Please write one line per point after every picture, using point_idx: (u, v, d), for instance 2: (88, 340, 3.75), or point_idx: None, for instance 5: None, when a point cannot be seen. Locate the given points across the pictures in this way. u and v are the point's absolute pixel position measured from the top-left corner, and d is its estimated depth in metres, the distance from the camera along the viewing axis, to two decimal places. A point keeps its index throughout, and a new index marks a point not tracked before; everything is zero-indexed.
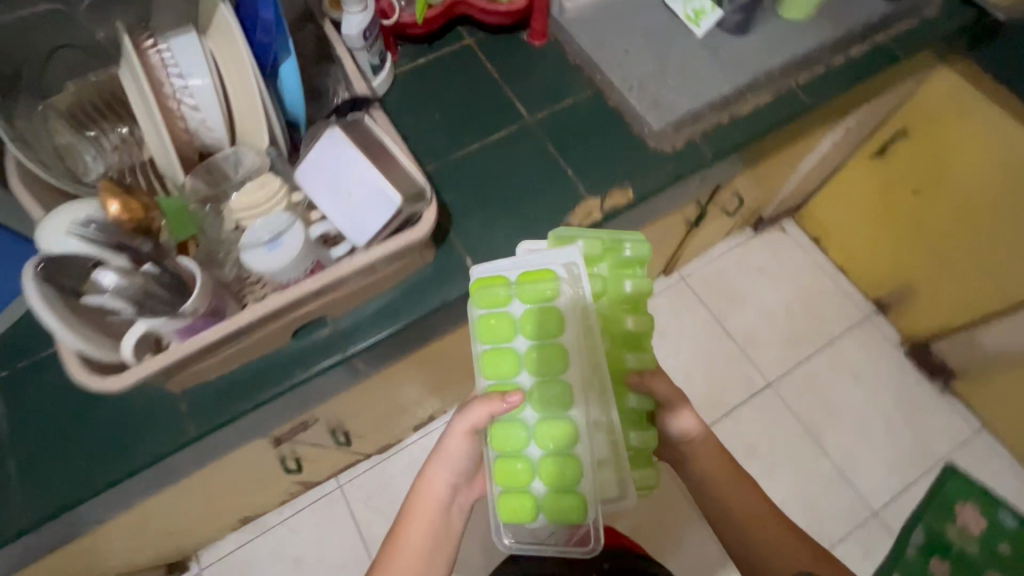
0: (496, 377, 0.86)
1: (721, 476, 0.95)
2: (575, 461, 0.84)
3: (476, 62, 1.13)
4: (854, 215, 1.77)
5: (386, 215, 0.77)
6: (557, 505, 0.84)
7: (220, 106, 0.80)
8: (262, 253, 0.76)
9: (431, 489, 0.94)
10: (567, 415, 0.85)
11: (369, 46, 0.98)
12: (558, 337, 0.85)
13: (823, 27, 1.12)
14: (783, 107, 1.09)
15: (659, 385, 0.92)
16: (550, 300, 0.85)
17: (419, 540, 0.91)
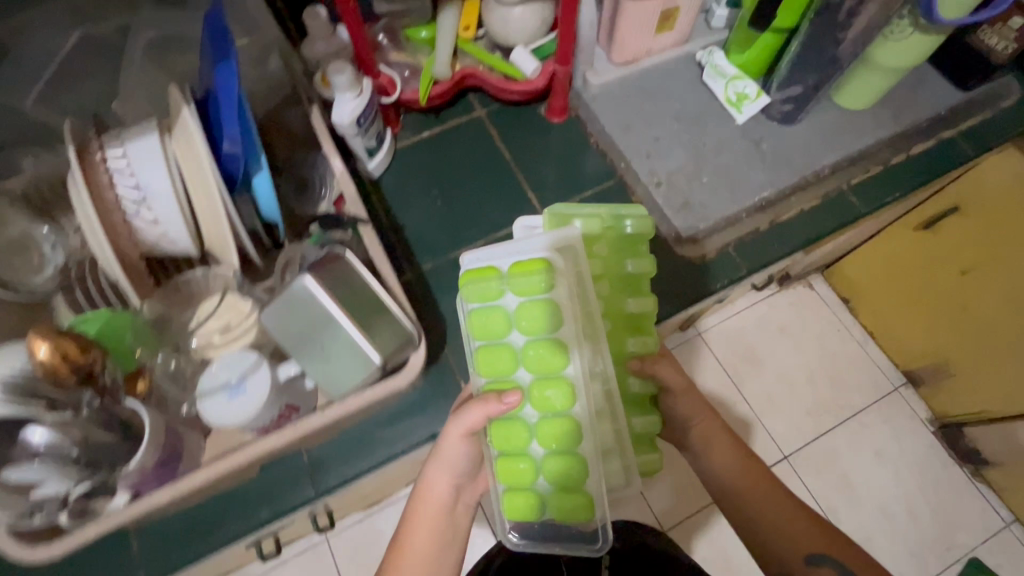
0: (487, 372, 0.62)
1: (727, 458, 0.70)
2: (582, 462, 0.61)
3: (487, 138, 1.01)
4: (886, 297, 1.07)
5: (363, 372, 0.66)
6: (564, 510, 0.62)
7: (185, 223, 0.70)
8: (223, 401, 0.66)
9: (432, 494, 0.66)
10: (574, 411, 0.61)
11: (364, 130, 0.86)
12: (558, 331, 0.60)
13: (882, 120, 0.99)
14: (832, 212, 0.96)
15: (663, 370, 0.70)
16: (548, 290, 0.60)
17: (425, 553, 0.65)
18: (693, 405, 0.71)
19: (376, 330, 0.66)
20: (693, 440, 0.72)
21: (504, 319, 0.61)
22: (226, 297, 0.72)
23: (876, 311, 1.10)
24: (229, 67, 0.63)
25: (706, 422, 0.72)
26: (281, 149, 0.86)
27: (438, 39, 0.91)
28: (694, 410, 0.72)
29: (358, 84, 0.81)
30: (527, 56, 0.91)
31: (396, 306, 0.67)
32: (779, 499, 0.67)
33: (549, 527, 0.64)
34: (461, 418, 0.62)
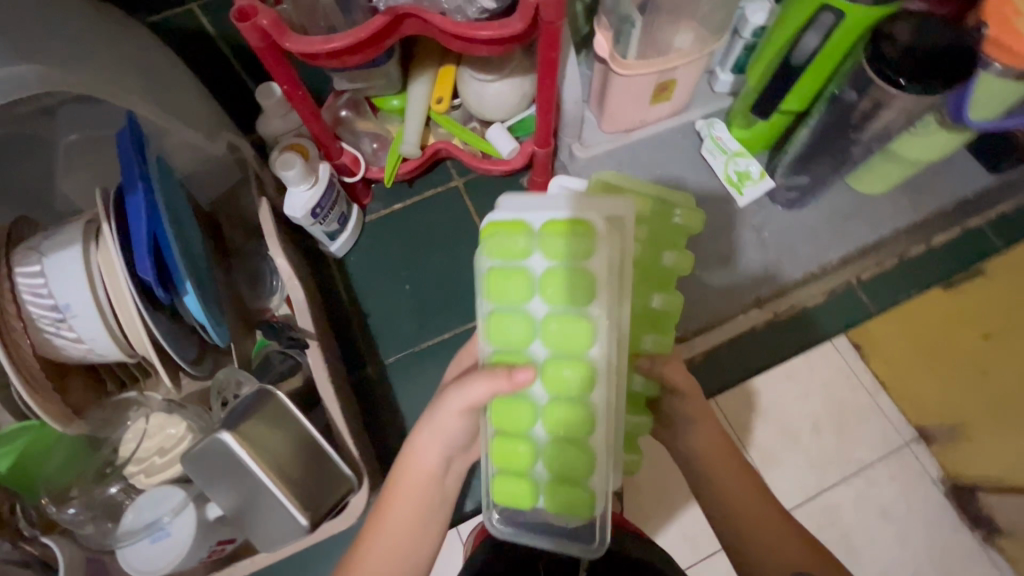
0: (496, 341, 0.49)
1: (717, 463, 0.60)
2: (592, 455, 0.50)
3: (463, 212, 0.92)
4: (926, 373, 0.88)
5: (286, 537, 0.59)
6: (560, 504, 0.51)
7: (111, 342, 0.64)
8: (144, 545, 0.61)
9: (418, 464, 0.58)
10: (595, 399, 0.49)
11: (322, 219, 0.79)
12: (590, 307, 0.47)
13: (899, 207, 0.89)
14: (832, 312, 0.89)
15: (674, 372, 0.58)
16: (588, 258, 0.46)
17: (402, 522, 0.58)
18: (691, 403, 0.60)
19: (302, 486, 0.59)
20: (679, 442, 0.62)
21: (527, 285, 0.47)
22: (149, 421, 0.68)
23: (913, 392, 0.86)
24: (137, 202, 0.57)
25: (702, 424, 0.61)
26: (232, 238, 0.80)
27: (408, 113, 0.83)
28: (699, 412, 0.61)
29: (311, 175, 0.73)
30: (504, 135, 0.84)
31: (331, 453, 0.60)
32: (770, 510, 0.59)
33: (540, 517, 0.53)
34: (461, 389, 0.50)
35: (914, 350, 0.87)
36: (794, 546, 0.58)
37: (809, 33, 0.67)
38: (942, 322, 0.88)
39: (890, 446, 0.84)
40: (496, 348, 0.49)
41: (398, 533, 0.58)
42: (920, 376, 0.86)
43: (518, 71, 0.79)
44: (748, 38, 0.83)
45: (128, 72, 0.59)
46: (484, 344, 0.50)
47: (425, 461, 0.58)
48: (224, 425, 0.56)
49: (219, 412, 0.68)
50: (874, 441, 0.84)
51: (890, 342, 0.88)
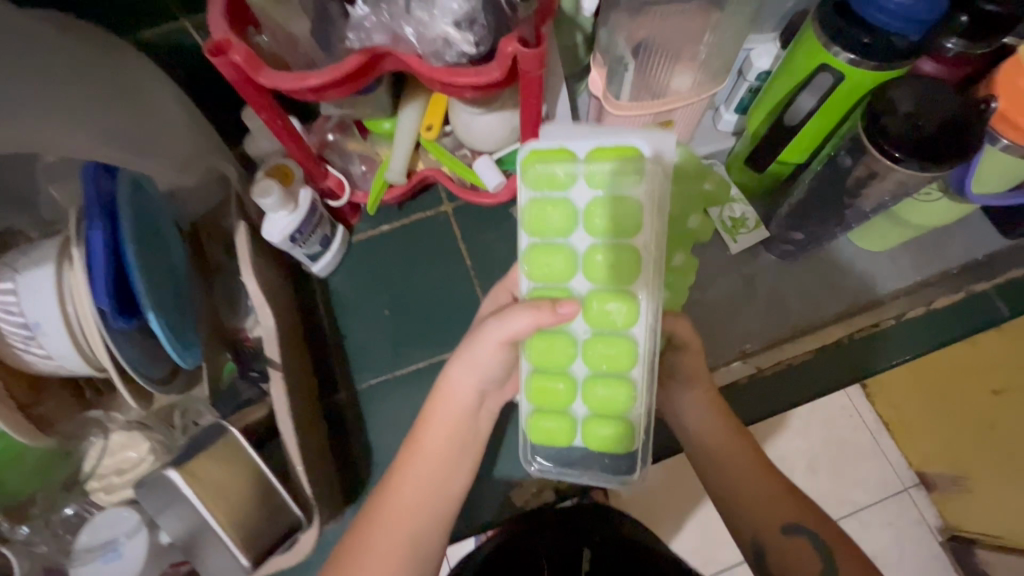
0: (539, 275, 0.52)
1: (715, 436, 0.62)
2: (631, 387, 0.53)
3: (449, 237, 0.91)
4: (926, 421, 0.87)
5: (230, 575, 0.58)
6: (599, 436, 0.54)
7: (80, 359, 0.64)
8: (98, 563, 0.62)
9: (455, 395, 0.59)
10: (634, 332, 0.52)
11: (303, 242, 0.79)
12: (633, 235, 0.51)
13: (899, 265, 0.85)
14: (823, 370, 0.85)
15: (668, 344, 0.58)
16: (630, 191, 0.50)
17: (433, 458, 0.58)
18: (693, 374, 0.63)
19: (250, 524, 0.59)
20: (679, 416, 0.65)
21: (568, 215, 0.51)
22: (110, 440, 0.69)
23: (913, 440, 0.83)
24: (91, 245, 0.58)
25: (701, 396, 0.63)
26: (213, 254, 0.80)
27: (396, 140, 0.81)
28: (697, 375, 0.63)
29: (291, 202, 0.73)
30: (492, 169, 0.83)
31: (281, 493, 0.60)
32: (767, 479, 0.59)
33: (577, 455, 0.56)
34: (502, 322, 0.53)
35: (930, 397, 0.84)
36: (788, 509, 0.58)
37: (804, 94, 0.65)
38: (961, 370, 0.85)
39: (888, 490, 0.82)
40: (539, 281, 0.52)
41: (434, 466, 0.58)
42: (922, 427, 0.83)
43: (508, 105, 0.76)
44: (752, 81, 0.79)
45: (102, 100, 0.59)
46: (528, 279, 0.53)
47: (461, 393, 0.59)
48: (171, 465, 0.56)
49: (183, 435, 0.70)
50: (870, 484, 0.82)
51: (903, 388, 0.84)
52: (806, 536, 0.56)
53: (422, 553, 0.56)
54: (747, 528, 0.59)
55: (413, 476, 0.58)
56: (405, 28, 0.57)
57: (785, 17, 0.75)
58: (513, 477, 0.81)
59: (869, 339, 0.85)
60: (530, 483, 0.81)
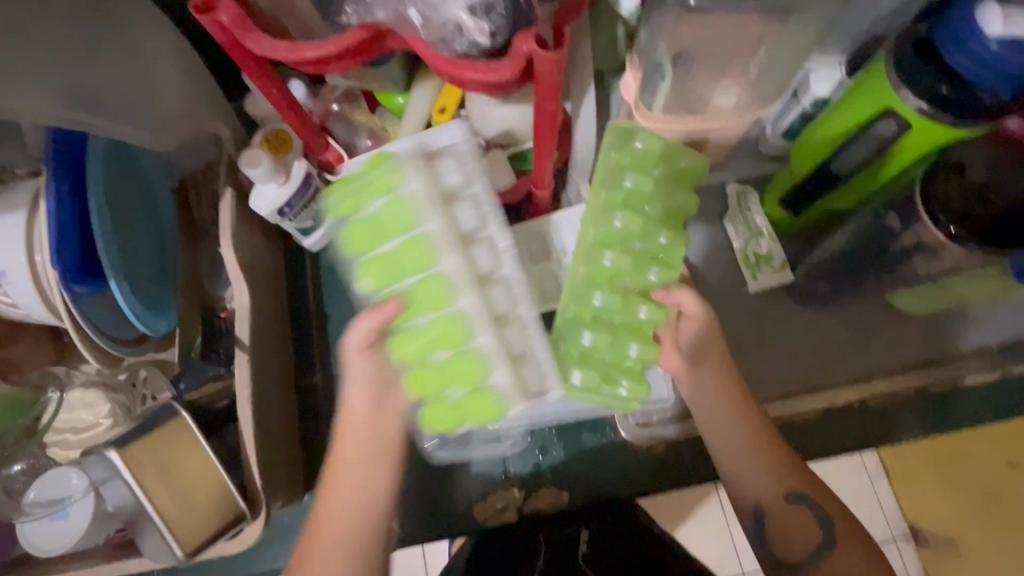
0: (366, 286, 0.48)
1: (721, 401, 0.57)
2: (484, 355, 0.47)
3: None
4: (931, 482, 0.86)
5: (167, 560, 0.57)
6: (474, 412, 0.47)
7: (46, 311, 0.62)
8: (45, 523, 0.62)
9: (352, 413, 0.54)
10: (464, 302, 0.47)
11: (292, 217, 0.74)
12: (421, 221, 0.47)
13: (929, 332, 0.78)
14: (831, 434, 0.78)
15: (685, 328, 0.56)
16: (401, 180, 0.47)
17: (343, 461, 0.54)
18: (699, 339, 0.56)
19: (190, 514, 0.56)
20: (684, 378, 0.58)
21: (364, 228, 0.47)
22: (68, 395, 0.68)
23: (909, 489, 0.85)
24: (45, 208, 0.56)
25: (706, 357, 0.57)
26: (201, 215, 0.77)
27: (405, 119, 0.75)
28: (711, 342, 0.57)
29: (281, 174, 0.69)
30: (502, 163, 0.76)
31: (230, 484, 0.58)
32: (768, 448, 0.56)
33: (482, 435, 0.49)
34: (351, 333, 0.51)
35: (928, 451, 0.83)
36: (791, 478, 0.56)
37: (857, 142, 0.60)
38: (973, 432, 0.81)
39: (882, 541, 0.86)
40: (367, 290, 0.49)
41: (354, 471, 0.54)
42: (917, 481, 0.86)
43: (527, 100, 0.70)
44: (807, 105, 0.68)
45: (84, 46, 0.55)
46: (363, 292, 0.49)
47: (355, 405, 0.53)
48: (110, 445, 0.53)
49: (141, 404, 0.67)
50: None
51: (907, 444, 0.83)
52: (806, 507, 0.55)
53: (365, 550, 0.53)
54: (745, 498, 0.56)
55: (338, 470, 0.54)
56: (410, 10, 0.51)
57: (851, 41, 0.66)
58: (477, 491, 0.78)
59: (886, 406, 0.78)
60: (491, 500, 0.77)
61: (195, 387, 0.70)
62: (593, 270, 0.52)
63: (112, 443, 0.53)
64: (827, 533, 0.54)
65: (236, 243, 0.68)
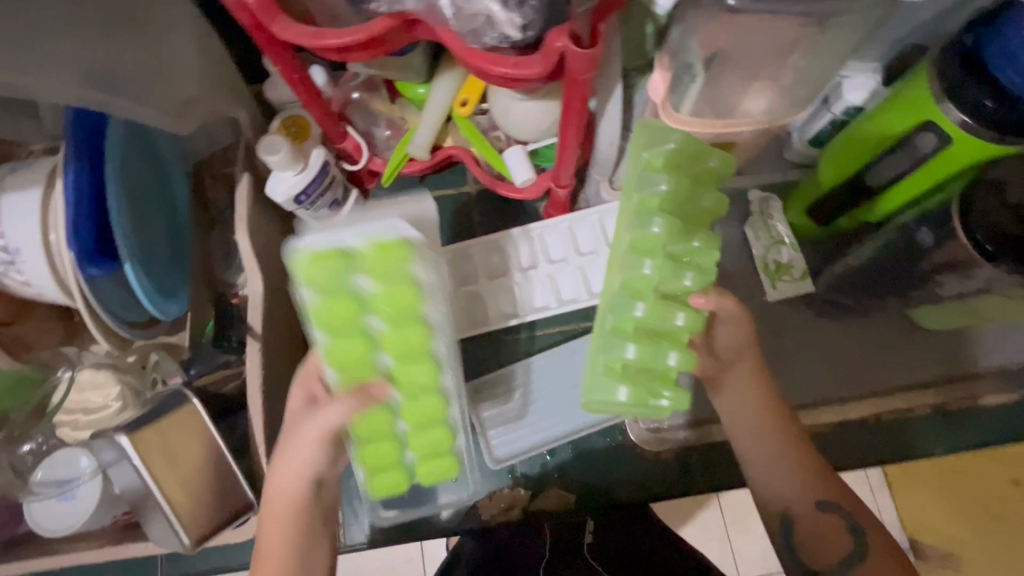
0: (335, 362, 0.46)
1: (752, 401, 0.56)
2: (449, 431, 0.49)
3: (465, 222, 0.85)
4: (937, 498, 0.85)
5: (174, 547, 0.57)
6: (426, 477, 0.50)
7: (58, 291, 0.61)
8: (52, 503, 0.61)
9: (279, 487, 0.51)
10: (445, 382, 0.49)
11: (309, 205, 0.73)
12: (425, 309, 0.46)
13: (949, 350, 0.77)
14: (846, 449, 0.76)
15: (721, 334, 0.54)
16: (410, 264, 0.45)
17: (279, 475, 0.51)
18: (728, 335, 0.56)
19: (196, 502, 0.56)
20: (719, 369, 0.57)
21: (352, 300, 0.45)
22: (79, 374, 0.67)
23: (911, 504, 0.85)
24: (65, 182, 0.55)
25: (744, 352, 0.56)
26: (216, 199, 0.76)
27: (426, 112, 0.74)
28: (745, 349, 0.56)
29: (300, 161, 0.68)
30: (522, 160, 0.75)
31: (237, 473, 0.58)
32: (800, 456, 0.56)
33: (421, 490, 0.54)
34: (310, 420, 0.48)
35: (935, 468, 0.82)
36: (821, 488, 0.55)
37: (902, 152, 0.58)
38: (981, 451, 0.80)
39: None
40: (334, 367, 0.46)
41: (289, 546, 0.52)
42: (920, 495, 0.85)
43: (552, 95, 0.68)
44: (838, 114, 0.67)
45: (108, 24, 0.54)
46: (328, 369, 0.46)
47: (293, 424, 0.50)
48: (121, 429, 0.53)
49: (151, 387, 0.66)
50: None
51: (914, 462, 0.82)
52: (836, 516, 0.54)
53: None
54: (772, 499, 0.56)
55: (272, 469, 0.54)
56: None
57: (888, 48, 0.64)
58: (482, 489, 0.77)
59: (901, 422, 0.77)
60: (497, 499, 0.77)
61: (207, 370, 0.67)
62: (629, 279, 0.50)
63: (123, 427, 0.53)
64: (858, 543, 0.54)
65: (251, 231, 0.67)
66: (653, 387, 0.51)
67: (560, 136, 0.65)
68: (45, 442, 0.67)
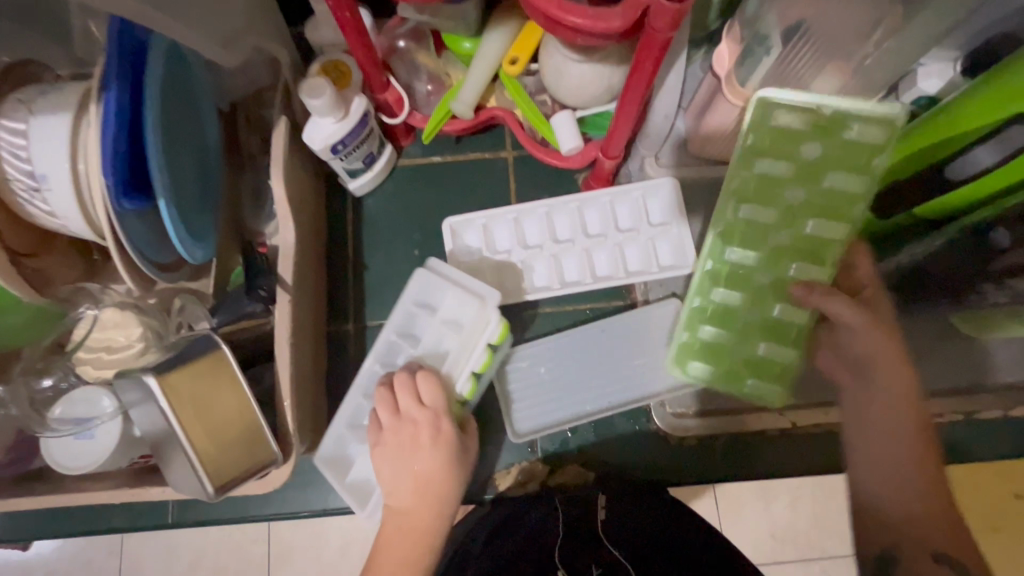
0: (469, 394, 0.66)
1: (889, 414, 0.59)
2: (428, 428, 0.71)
3: (502, 188, 0.82)
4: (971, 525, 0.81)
5: (195, 495, 0.56)
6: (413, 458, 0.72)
7: (84, 224, 0.59)
8: (69, 442, 0.60)
9: (414, 517, 0.61)
10: None
11: (343, 156, 0.71)
12: None
13: (987, 362, 0.75)
14: None
15: (846, 337, 0.64)
16: None
17: (421, 515, 0.62)
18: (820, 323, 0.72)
19: (223, 450, 0.54)
20: (864, 383, 0.61)
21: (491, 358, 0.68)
22: (102, 313, 0.66)
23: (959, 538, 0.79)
24: (99, 108, 0.52)
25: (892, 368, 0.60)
26: (249, 143, 0.73)
27: (473, 66, 0.71)
28: (876, 354, 0.61)
29: (341, 108, 0.64)
30: (570, 127, 0.72)
31: (262, 423, 0.56)
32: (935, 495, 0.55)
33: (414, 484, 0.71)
34: (444, 460, 0.62)
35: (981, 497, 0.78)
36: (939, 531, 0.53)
37: (983, 145, 0.55)
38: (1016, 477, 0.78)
39: None
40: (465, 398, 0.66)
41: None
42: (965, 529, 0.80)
43: (611, 59, 0.65)
44: (905, 103, 0.65)
45: None
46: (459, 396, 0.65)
47: (430, 467, 0.62)
48: (149, 370, 0.51)
49: (175, 332, 0.65)
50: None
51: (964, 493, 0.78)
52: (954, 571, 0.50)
53: None
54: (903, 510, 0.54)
55: (394, 516, 0.62)
56: None
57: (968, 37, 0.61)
58: (502, 460, 0.77)
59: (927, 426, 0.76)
60: (515, 472, 0.76)
61: (231, 321, 0.65)
62: (721, 269, 0.70)
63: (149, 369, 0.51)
64: None
65: (287, 177, 0.65)
66: (731, 362, 0.71)
67: (616, 104, 0.62)
68: (63, 379, 0.65)
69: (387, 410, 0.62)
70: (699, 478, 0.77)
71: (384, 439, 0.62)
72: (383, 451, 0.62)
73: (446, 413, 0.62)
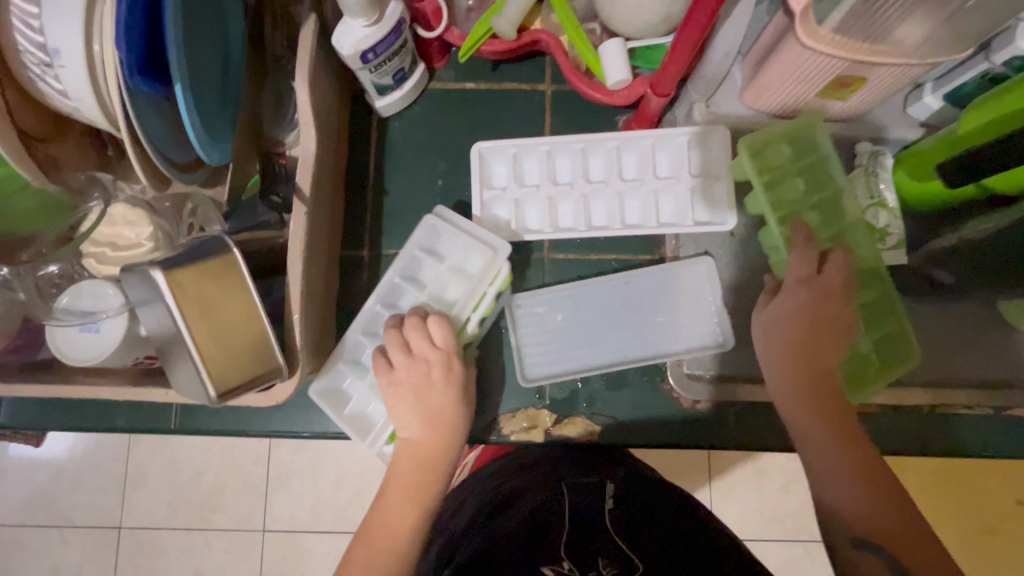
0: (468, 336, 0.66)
1: (801, 398, 0.60)
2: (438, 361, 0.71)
3: (536, 122, 0.77)
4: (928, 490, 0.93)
5: (198, 398, 0.55)
6: None
7: (95, 109, 0.55)
8: (75, 334, 0.59)
9: (430, 446, 0.60)
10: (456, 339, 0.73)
11: (373, 67, 0.66)
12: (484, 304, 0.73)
13: None
14: (900, 429, 0.71)
15: (777, 303, 0.63)
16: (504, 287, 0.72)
17: (431, 446, 0.61)
18: (825, 314, 0.61)
19: (230, 356, 0.53)
20: (773, 365, 0.62)
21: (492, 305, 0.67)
22: (111, 208, 0.64)
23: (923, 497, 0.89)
24: None
25: (787, 363, 0.61)
26: (274, 46, 0.69)
27: None
28: (782, 317, 0.62)
29: (375, 11, 0.59)
30: (620, 57, 0.66)
31: (269, 333, 0.54)
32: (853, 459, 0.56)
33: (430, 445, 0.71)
34: (453, 395, 0.61)
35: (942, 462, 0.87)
36: (864, 497, 0.53)
37: None
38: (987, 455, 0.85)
39: None
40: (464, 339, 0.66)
41: (398, 523, 0.57)
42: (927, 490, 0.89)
43: None
44: (997, 64, 0.59)
45: None
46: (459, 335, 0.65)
47: (441, 404, 0.61)
48: (158, 264, 0.49)
49: (186, 235, 0.65)
50: None
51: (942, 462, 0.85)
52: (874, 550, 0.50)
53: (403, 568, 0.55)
54: (817, 505, 0.55)
55: (405, 446, 0.61)
56: None
57: None
58: (508, 403, 0.75)
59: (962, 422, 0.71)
60: (521, 417, 0.74)
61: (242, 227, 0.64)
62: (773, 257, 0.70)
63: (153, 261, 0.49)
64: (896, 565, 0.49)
65: (313, 82, 0.60)
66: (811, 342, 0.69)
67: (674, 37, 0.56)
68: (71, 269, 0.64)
69: (398, 350, 0.60)
70: (714, 445, 0.73)
71: (395, 379, 0.60)
72: (394, 390, 0.60)
73: (458, 354, 0.62)
